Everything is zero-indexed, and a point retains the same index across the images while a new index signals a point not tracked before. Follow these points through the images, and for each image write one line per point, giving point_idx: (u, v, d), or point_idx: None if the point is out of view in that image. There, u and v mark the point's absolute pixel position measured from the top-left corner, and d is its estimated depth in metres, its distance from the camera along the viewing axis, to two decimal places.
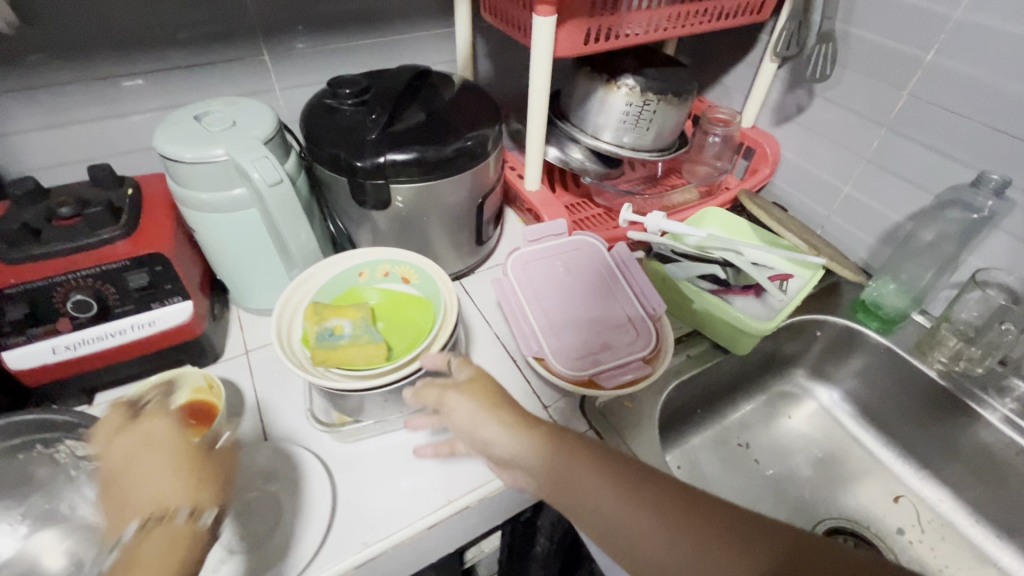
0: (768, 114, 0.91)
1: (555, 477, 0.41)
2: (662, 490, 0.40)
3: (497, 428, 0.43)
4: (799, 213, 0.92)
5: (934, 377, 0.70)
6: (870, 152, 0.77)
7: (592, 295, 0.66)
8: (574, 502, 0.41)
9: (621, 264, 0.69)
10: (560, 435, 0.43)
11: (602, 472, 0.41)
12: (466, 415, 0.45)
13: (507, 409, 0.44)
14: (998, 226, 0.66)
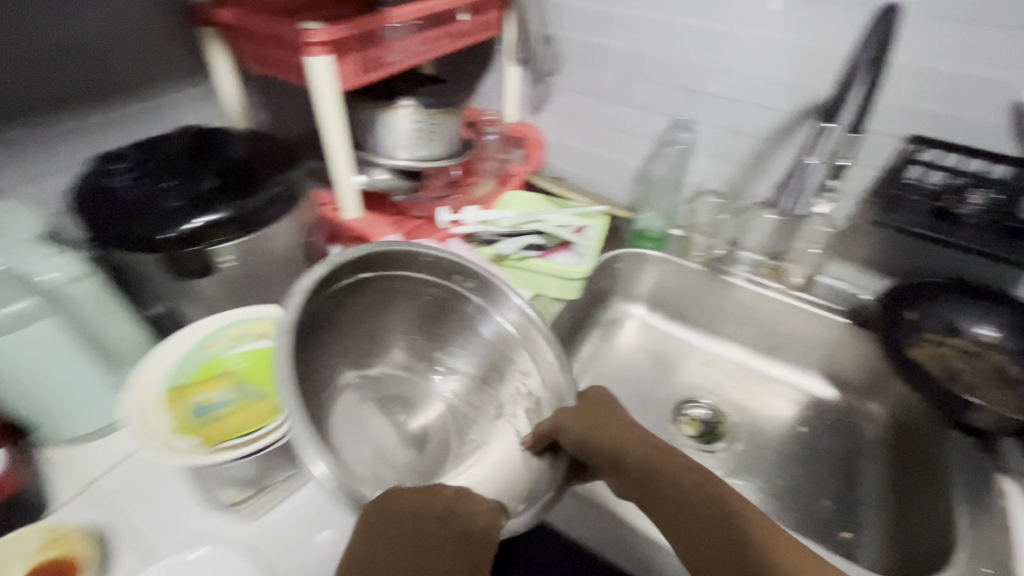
0: (525, 107, 1.10)
1: (641, 469, 0.54)
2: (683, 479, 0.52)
3: (608, 439, 0.57)
4: (574, 179, 1.13)
5: (698, 267, 0.95)
6: (604, 120, 1.01)
7: (445, 292, 0.75)
8: (660, 500, 0.52)
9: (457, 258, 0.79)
10: (632, 429, 0.58)
11: (658, 458, 0.54)
12: (604, 424, 0.58)
13: (586, 422, 0.58)
14: (695, 150, 0.93)
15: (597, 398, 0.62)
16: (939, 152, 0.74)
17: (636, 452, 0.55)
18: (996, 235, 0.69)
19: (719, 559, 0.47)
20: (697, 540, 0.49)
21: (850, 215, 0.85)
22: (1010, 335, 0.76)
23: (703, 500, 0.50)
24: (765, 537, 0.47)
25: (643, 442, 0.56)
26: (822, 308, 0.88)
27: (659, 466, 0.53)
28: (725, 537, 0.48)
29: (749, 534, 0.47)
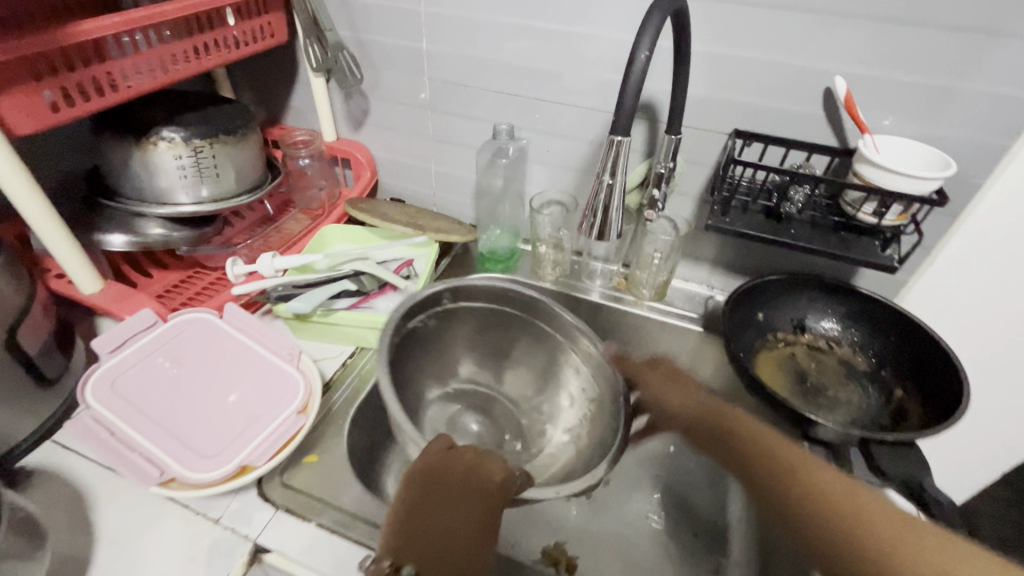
0: (345, 123, 0.95)
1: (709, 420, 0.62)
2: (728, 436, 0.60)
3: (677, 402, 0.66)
4: (414, 199, 1.00)
5: (551, 288, 0.87)
6: (431, 132, 0.89)
7: (213, 377, 0.59)
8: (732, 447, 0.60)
9: (236, 326, 0.64)
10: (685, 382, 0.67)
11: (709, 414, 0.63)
12: (670, 390, 0.67)
13: (665, 380, 0.68)
14: (530, 159, 0.84)
15: (633, 370, 0.71)
16: (762, 146, 0.69)
17: (709, 398, 0.64)
18: (823, 231, 0.67)
19: (795, 510, 0.53)
20: (768, 496, 0.55)
21: (692, 217, 0.79)
22: (852, 327, 0.74)
23: (781, 461, 0.55)
24: (814, 478, 0.53)
25: (706, 404, 0.63)
26: (677, 317, 0.82)
27: (726, 421, 0.61)
28: (796, 469, 0.54)
29: (804, 464, 0.54)
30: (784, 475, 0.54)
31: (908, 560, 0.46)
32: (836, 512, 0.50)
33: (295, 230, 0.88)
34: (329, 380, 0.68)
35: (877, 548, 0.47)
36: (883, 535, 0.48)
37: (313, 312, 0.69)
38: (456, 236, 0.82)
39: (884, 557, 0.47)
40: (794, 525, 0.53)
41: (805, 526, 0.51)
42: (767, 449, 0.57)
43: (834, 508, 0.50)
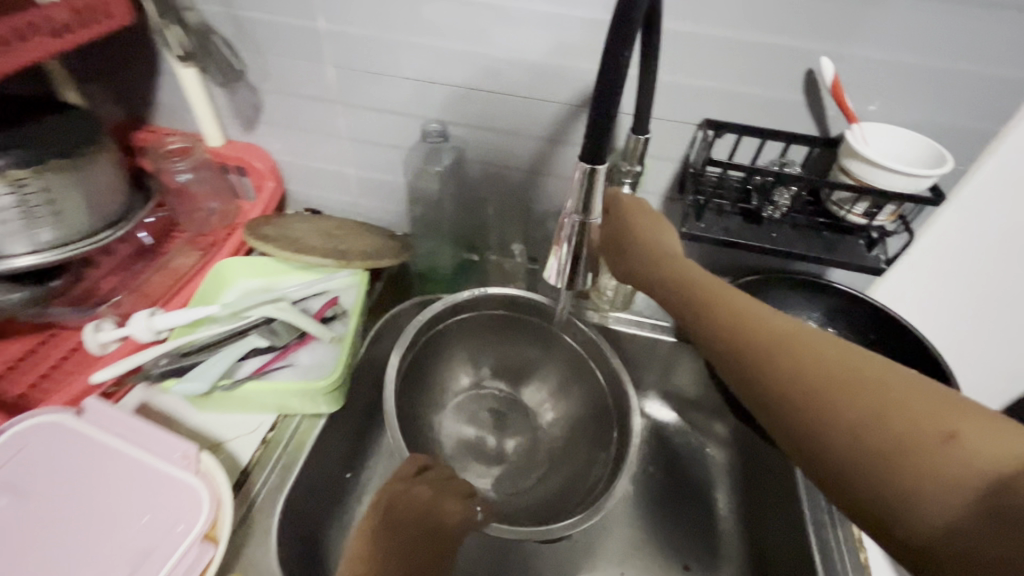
0: (233, 122, 0.76)
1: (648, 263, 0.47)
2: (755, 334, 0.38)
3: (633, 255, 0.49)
4: (332, 207, 0.84)
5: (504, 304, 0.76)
6: (343, 130, 0.73)
7: (78, 508, 0.45)
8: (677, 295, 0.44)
9: (103, 426, 0.49)
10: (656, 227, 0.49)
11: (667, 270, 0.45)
12: (641, 221, 0.50)
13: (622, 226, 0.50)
14: (468, 159, 0.71)
15: (623, 210, 0.50)
16: (735, 138, 0.60)
17: (660, 246, 0.48)
18: (806, 234, 0.60)
19: (772, 399, 0.36)
20: (739, 370, 0.38)
21: None
22: (830, 325, 0.70)
23: (717, 309, 0.40)
24: (816, 353, 0.35)
25: (652, 248, 0.47)
26: (649, 328, 0.73)
27: (671, 271, 0.44)
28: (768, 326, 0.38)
29: (778, 326, 0.37)
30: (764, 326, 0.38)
31: (918, 452, 0.31)
32: (840, 382, 0.34)
33: (186, 267, 0.71)
34: (246, 467, 0.56)
35: (884, 433, 0.32)
36: (865, 412, 0.32)
37: (213, 389, 0.54)
38: (388, 260, 0.68)
39: (877, 451, 0.32)
40: (766, 417, 0.36)
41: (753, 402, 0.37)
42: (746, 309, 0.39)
43: (822, 376, 0.34)
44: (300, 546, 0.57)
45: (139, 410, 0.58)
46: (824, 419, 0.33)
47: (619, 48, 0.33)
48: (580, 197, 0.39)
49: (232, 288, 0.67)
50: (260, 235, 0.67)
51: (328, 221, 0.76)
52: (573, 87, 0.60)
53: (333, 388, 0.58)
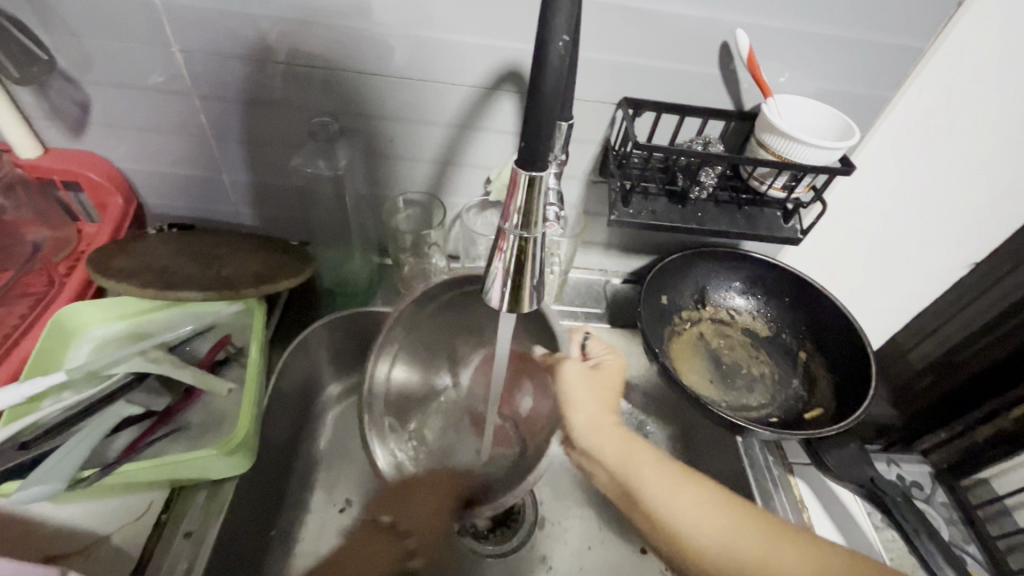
0: (53, 127, 0.60)
1: (605, 442, 0.50)
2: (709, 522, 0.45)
3: (594, 409, 0.51)
4: (206, 219, 0.71)
5: None
6: (207, 129, 0.60)
7: None
8: (641, 480, 0.48)
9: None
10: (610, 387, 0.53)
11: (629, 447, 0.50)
12: (589, 406, 0.51)
13: (578, 382, 0.52)
14: (368, 156, 0.62)
15: (569, 386, 0.51)
16: (654, 116, 0.58)
17: (611, 423, 0.51)
18: (729, 211, 0.60)
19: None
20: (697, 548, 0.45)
21: (581, 202, 0.67)
22: (750, 293, 0.72)
23: (661, 496, 0.47)
24: (753, 537, 0.45)
25: (604, 427, 0.50)
26: (582, 318, 0.73)
27: (637, 476, 0.48)
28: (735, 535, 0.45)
29: (701, 510, 0.46)
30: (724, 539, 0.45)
31: None
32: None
33: (16, 317, 0.55)
34: (138, 564, 0.45)
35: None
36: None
37: (70, 485, 0.42)
38: (285, 283, 0.58)
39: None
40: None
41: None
42: (691, 495, 0.47)
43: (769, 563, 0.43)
44: None
45: None
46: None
47: (549, 36, 0.28)
48: (521, 209, 0.33)
49: (84, 341, 0.54)
50: (110, 271, 0.53)
51: (201, 240, 0.64)
52: (482, 69, 0.54)
53: (236, 449, 0.48)
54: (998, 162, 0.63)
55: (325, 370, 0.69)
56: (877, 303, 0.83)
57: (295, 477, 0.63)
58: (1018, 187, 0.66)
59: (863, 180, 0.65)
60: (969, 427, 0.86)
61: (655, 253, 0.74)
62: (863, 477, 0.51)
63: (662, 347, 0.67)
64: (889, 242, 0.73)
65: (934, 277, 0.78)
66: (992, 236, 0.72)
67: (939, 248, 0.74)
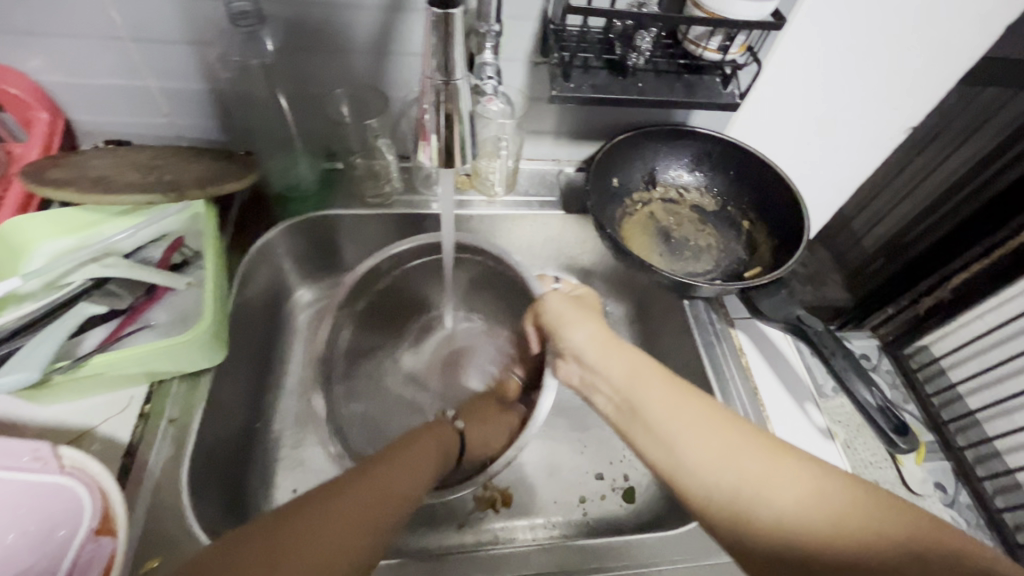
0: None
1: (603, 355, 0.49)
2: (696, 411, 0.43)
3: (588, 327, 0.52)
4: (141, 134, 0.68)
5: (383, 212, 0.69)
6: (121, 29, 0.56)
7: None
8: (636, 388, 0.46)
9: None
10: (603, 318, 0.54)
11: (623, 352, 0.49)
12: (587, 328, 0.52)
13: (583, 309, 0.54)
14: (297, 46, 0.59)
15: (559, 313, 0.54)
16: None
17: (609, 336, 0.50)
18: (669, 80, 0.61)
19: (710, 467, 0.40)
20: (676, 441, 0.42)
21: (526, 85, 0.66)
22: (698, 169, 0.73)
23: (647, 395, 0.45)
24: (742, 434, 0.41)
25: (608, 340, 0.50)
26: (537, 207, 0.73)
27: (630, 386, 0.46)
28: (725, 449, 0.40)
29: (692, 408, 0.43)
30: (729, 453, 0.40)
31: (849, 521, 0.36)
32: (807, 515, 0.37)
33: None
34: (130, 446, 0.48)
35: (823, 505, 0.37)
36: (816, 512, 0.36)
37: (48, 375, 0.44)
38: (231, 185, 0.57)
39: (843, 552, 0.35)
40: (705, 481, 0.40)
41: (698, 478, 0.40)
42: (678, 399, 0.44)
43: (756, 455, 0.40)
44: (223, 510, 0.53)
45: None
46: (771, 526, 0.37)
47: None
48: (436, 58, 0.36)
49: (34, 254, 0.53)
50: (45, 181, 0.52)
51: (141, 152, 0.62)
52: None
53: (204, 342, 0.50)
54: (935, 14, 0.63)
55: (289, 276, 0.71)
56: (821, 175, 0.86)
57: (273, 377, 0.66)
58: (954, 42, 0.67)
59: (805, 40, 0.64)
60: (915, 299, 0.96)
61: (604, 137, 0.74)
62: (790, 316, 0.57)
63: (612, 226, 0.70)
64: (831, 109, 0.74)
65: (876, 144, 0.80)
66: (931, 97, 0.74)
67: (878, 115, 0.75)
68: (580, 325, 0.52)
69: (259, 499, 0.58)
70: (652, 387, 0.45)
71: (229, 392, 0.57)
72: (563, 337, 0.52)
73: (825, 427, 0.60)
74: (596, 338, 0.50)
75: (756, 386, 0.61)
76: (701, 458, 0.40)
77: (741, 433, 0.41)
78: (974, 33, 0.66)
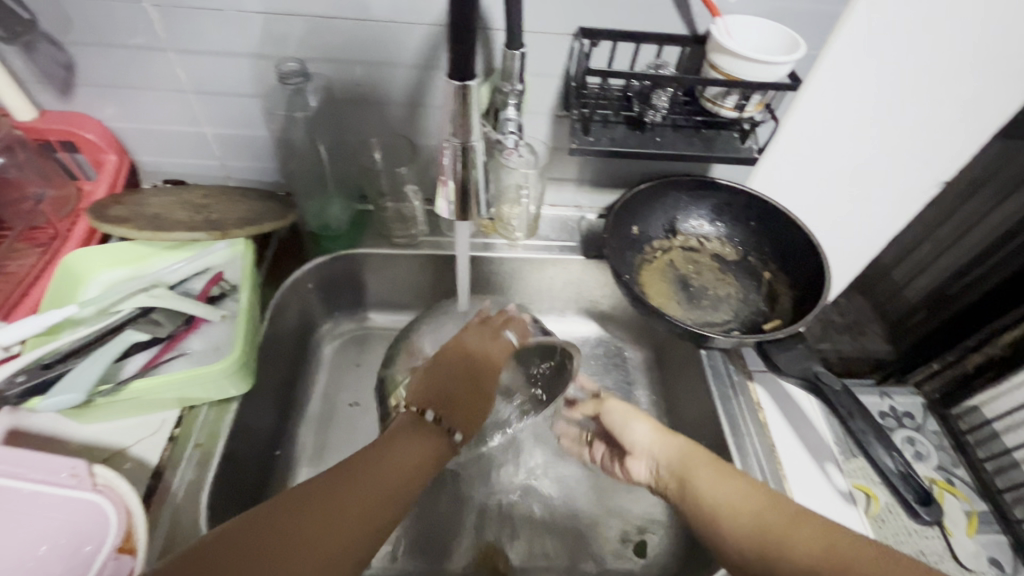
0: (41, 89, 0.63)
1: (659, 447, 0.54)
2: (732, 489, 0.48)
3: (639, 421, 0.56)
4: (193, 175, 0.74)
5: (410, 252, 0.73)
6: (185, 83, 0.62)
7: None
8: (684, 472, 0.51)
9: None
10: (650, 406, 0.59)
11: (672, 439, 0.54)
12: (637, 422, 0.56)
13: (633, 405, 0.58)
14: (339, 100, 0.64)
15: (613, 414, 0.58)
16: (611, 45, 0.59)
17: (656, 426, 0.55)
18: (687, 134, 0.63)
19: (742, 535, 0.46)
20: (717, 517, 0.48)
21: (549, 137, 0.69)
22: (718, 220, 0.74)
23: (691, 475, 0.50)
24: (766, 502, 0.47)
25: (659, 428, 0.55)
26: (556, 251, 0.75)
27: (677, 466, 0.52)
28: (754, 520, 0.46)
29: (724, 487, 0.48)
30: (758, 523, 0.46)
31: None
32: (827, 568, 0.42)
33: (26, 267, 0.61)
34: (157, 467, 0.51)
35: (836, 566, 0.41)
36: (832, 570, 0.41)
37: (92, 396, 0.48)
38: (271, 224, 0.62)
39: None
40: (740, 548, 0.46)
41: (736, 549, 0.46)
42: (717, 480, 0.49)
43: (778, 525, 0.45)
44: None
45: (7, 439, 0.50)
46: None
47: None
48: (458, 119, 0.39)
49: (92, 284, 0.59)
50: (107, 218, 0.58)
51: (192, 192, 0.67)
52: (439, 6, 0.55)
53: (232, 373, 0.53)
54: (961, 73, 0.63)
55: (316, 310, 0.74)
56: (851, 228, 0.85)
57: (295, 407, 0.69)
58: (982, 100, 0.66)
59: (826, 97, 0.65)
60: (963, 355, 0.93)
61: (624, 185, 0.76)
62: (807, 372, 0.56)
63: (631, 273, 0.71)
64: (856, 164, 0.74)
65: (907, 199, 0.79)
66: (960, 154, 0.72)
67: (906, 169, 0.75)
68: (630, 423, 0.56)
69: None
70: (695, 471, 0.50)
71: (251, 420, 0.59)
72: (622, 437, 0.57)
73: (846, 490, 0.59)
74: (644, 438, 0.55)
75: (774, 442, 0.59)
76: (733, 525, 0.47)
77: (768, 506, 0.47)
78: (1006, 90, 0.65)
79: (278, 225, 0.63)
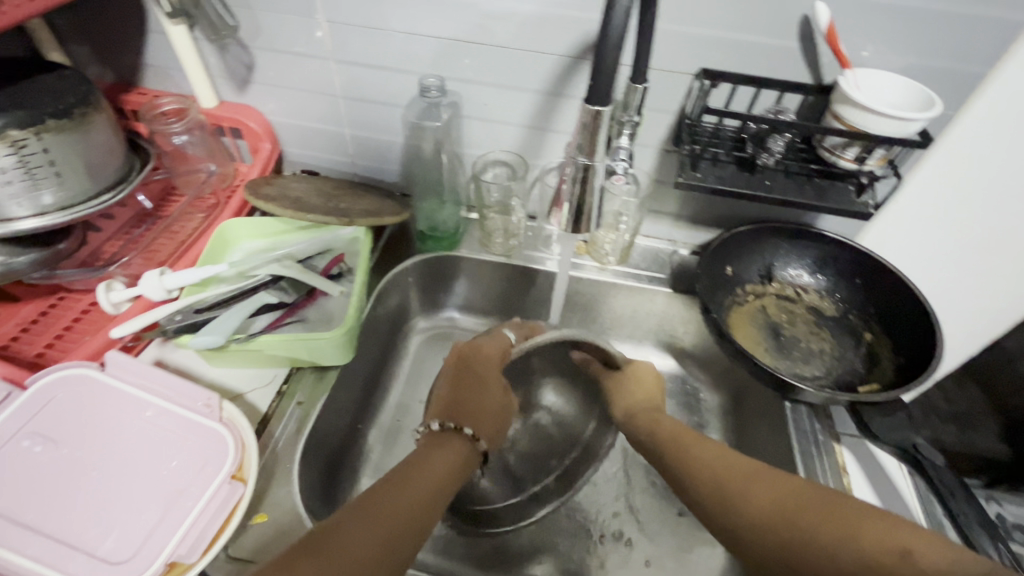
0: (225, 82, 0.75)
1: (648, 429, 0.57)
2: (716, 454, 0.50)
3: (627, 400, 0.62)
4: (328, 169, 0.84)
5: (503, 261, 0.77)
6: (339, 89, 0.72)
7: (106, 453, 0.48)
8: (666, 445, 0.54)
9: (125, 377, 0.52)
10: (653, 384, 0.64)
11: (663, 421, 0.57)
12: (629, 394, 0.63)
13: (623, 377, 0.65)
14: (464, 116, 0.71)
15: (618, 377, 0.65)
16: (731, 87, 0.60)
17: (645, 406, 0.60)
18: (798, 181, 0.62)
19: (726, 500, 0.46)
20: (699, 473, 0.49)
21: (654, 170, 0.71)
22: (819, 273, 0.72)
23: (678, 440, 0.54)
24: (752, 469, 0.48)
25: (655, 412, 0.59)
26: (645, 281, 0.76)
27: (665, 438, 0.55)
28: (732, 474, 0.47)
29: (716, 448, 0.51)
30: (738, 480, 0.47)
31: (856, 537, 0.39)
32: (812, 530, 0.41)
33: (189, 228, 0.72)
34: (265, 415, 0.58)
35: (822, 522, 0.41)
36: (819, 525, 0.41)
37: (228, 342, 0.56)
38: (390, 219, 0.69)
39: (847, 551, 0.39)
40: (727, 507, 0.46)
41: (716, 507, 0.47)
42: (703, 452, 0.51)
43: (758, 482, 0.46)
44: (318, 492, 0.60)
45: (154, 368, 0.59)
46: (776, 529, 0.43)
47: None
48: (584, 142, 0.43)
49: (237, 249, 0.69)
50: (260, 196, 0.67)
51: (327, 182, 0.76)
52: (571, 39, 0.60)
53: (340, 343, 0.59)
54: None
55: (411, 303, 0.80)
56: (974, 306, 0.78)
57: (380, 388, 0.74)
58: None
59: (959, 162, 0.62)
60: None
61: (723, 226, 0.76)
62: None
63: (719, 313, 0.70)
64: (988, 237, 0.68)
65: None
66: None
67: None
68: (629, 394, 0.62)
69: (344, 492, 0.65)
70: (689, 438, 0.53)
71: (343, 391, 0.65)
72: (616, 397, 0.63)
73: None
74: (635, 409, 0.60)
75: None
76: (709, 482, 0.48)
77: (751, 468, 0.48)
78: None
79: (395, 220, 0.70)
